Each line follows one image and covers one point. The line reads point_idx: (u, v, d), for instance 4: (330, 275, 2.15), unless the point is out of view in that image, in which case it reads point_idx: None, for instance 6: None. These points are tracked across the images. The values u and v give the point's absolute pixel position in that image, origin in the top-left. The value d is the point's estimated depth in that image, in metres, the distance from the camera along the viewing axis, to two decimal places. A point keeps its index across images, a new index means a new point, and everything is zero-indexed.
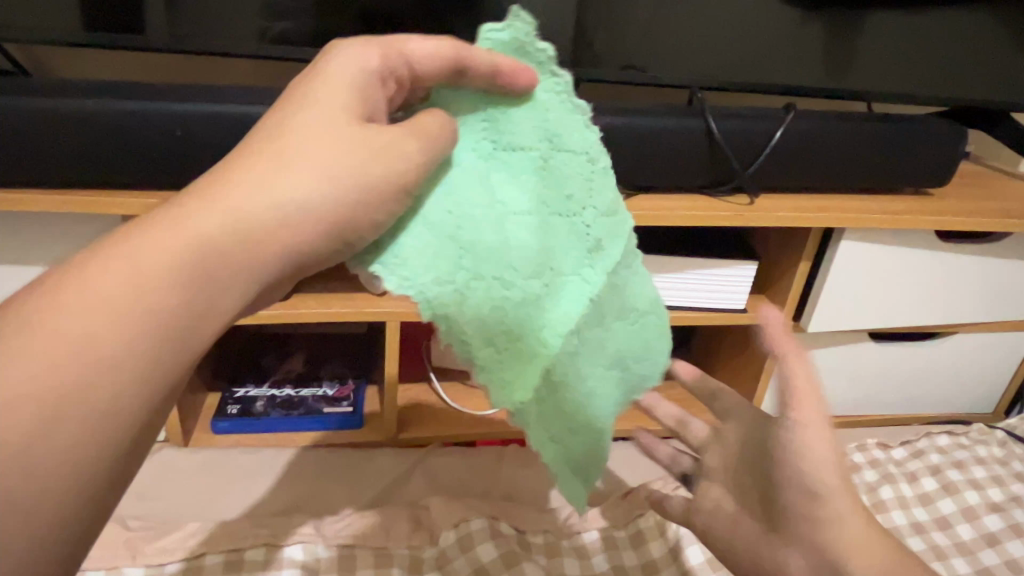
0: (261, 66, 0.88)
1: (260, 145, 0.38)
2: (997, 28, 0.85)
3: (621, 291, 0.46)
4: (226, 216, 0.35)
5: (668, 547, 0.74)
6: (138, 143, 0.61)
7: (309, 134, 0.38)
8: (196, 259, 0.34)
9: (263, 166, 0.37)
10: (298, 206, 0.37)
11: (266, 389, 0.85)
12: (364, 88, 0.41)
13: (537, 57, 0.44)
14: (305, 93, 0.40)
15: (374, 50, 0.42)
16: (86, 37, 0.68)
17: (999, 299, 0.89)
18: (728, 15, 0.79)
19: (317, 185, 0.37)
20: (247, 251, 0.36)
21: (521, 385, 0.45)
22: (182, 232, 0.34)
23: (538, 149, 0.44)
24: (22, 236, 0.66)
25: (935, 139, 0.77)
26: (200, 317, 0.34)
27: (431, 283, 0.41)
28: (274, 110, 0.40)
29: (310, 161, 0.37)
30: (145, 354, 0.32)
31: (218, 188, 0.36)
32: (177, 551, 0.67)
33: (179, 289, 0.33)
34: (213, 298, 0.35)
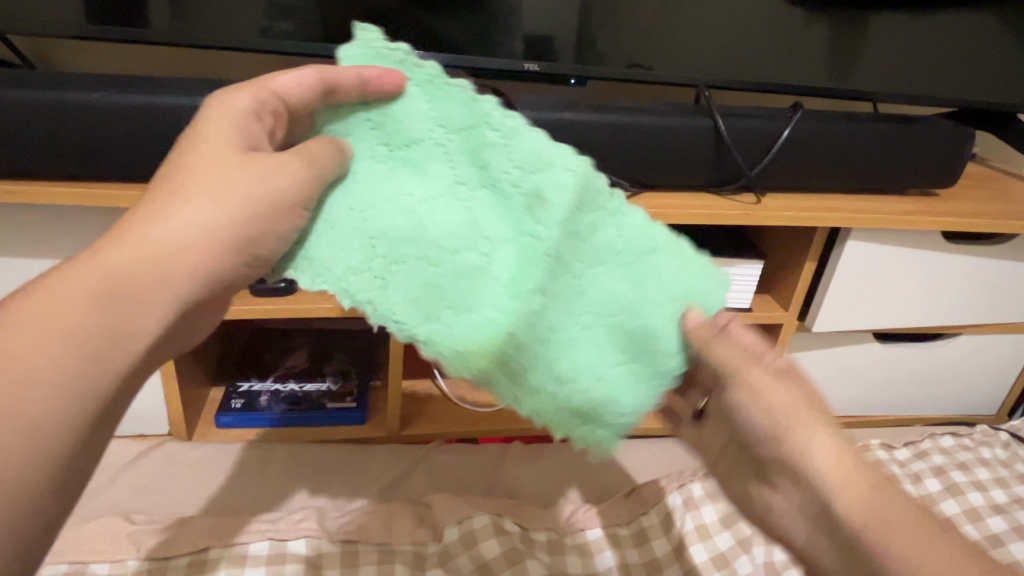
0: (265, 61, 0.88)
1: (162, 186, 0.41)
2: (1004, 30, 0.84)
3: (590, 234, 0.44)
4: (138, 249, 0.38)
5: (671, 545, 0.74)
6: (145, 136, 0.61)
7: (203, 169, 0.41)
8: (113, 284, 0.37)
9: (164, 203, 0.40)
10: (207, 233, 0.40)
11: (270, 382, 0.85)
12: (245, 121, 0.43)
13: (396, 56, 0.45)
14: (194, 135, 0.42)
15: (246, 92, 0.44)
16: (92, 29, 0.68)
17: (1005, 301, 0.89)
18: (732, 14, 0.79)
19: (218, 214, 0.40)
20: (155, 278, 0.38)
21: (484, 351, 0.44)
22: (92, 269, 0.37)
23: (431, 137, 0.45)
24: (27, 229, 0.66)
25: (939, 141, 0.77)
26: (123, 337, 0.37)
27: (345, 275, 0.45)
28: (172, 153, 0.42)
29: (211, 190, 0.40)
30: (69, 373, 0.35)
31: (127, 228, 0.39)
32: (181, 546, 0.67)
33: (98, 312, 0.37)
34: (137, 319, 0.38)
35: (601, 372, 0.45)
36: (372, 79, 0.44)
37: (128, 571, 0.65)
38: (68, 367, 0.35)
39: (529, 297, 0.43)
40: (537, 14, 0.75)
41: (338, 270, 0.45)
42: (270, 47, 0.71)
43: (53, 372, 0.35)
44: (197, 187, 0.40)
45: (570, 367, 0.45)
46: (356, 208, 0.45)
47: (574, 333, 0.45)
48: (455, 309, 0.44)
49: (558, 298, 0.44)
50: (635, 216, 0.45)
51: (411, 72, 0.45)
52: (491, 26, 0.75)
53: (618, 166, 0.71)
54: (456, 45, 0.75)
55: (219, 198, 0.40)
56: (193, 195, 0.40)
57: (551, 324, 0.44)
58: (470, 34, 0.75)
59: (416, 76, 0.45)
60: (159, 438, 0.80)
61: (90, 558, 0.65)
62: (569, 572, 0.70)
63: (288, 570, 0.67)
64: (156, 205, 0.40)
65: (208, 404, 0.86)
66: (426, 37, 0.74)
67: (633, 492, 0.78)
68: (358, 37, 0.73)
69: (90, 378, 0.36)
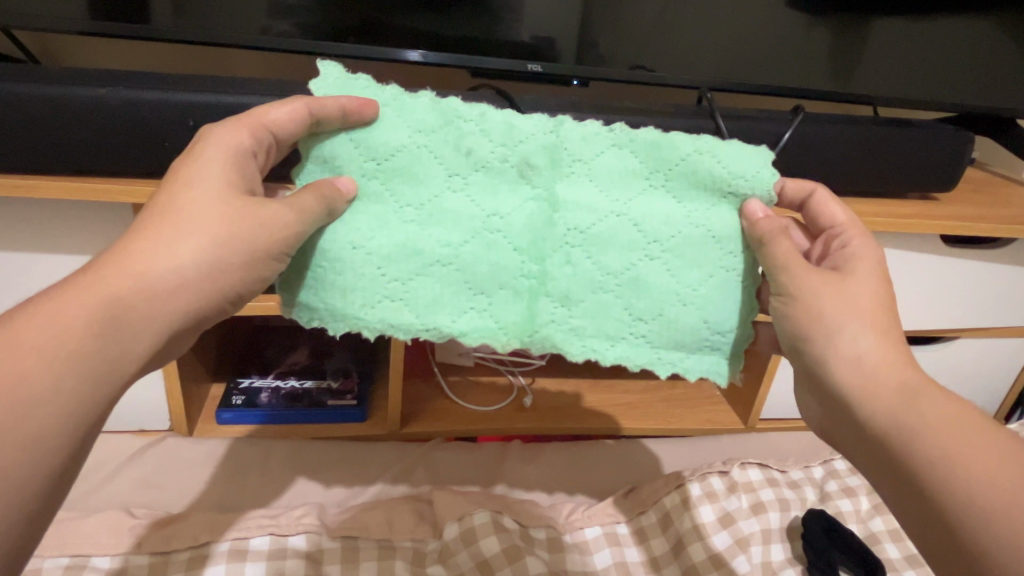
0: (269, 58, 0.88)
1: (157, 218, 0.42)
2: (1003, 36, 0.85)
3: (582, 186, 0.49)
4: (136, 278, 0.40)
5: (669, 544, 0.74)
6: (149, 131, 0.61)
7: (200, 208, 0.42)
8: (112, 312, 0.39)
9: (161, 237, 0.41)
10: (202, 267, 0.41)
11: (271, 380, 0.85)
12: (240, 162, 0.45)
13: (360, 85, 0.48)
14: (190, 171, 0.43)
15: (243, 131, 0.46)
16: (98, 25, 0.68)
17: (1002, 306, 0.89)
18: (733, 18, 0.79)
19: (211, 249, 0.42)
20: (150, 309, 0.40)
21: (527, 319, 0.49)
22: (92, 294, 0.38)
23: (413, 144, 0.47)
24: (31, 224, 0.66)
25: (939, 146, 0.78)
26: (120, 361, 0.39)
27: (369, 293, 0.47)
28: (166, 183, 0.43)
29: (206, 224, 0.42)
30: (74, 395, 0.37)
31: (124, 258, 0.40)
32: (183, 540, 0.67)
33: (98, 336, 0.38)
34: (132, 343, 0.40)
35: (687, 295, 0.49)
36: (350, 107, 0.46)
37: (129, 565, 0.65)
38: (72, 389, 0.37)
39: (552, 255, 0.49)
40: (539, 15, 0.76)
41: (363, 296, 0.48)
42: (272, 45, 0.72)
43: (60, 393, 0.37)
44: (192, 220, 0.42)
45: (649, 300, 0.49)
46: (356, 231, 0.47)
47: (639, 263, 0.49)
48: (488, 292, 0.49)
49: (581, 248, 0.49)
50: (628, 150, 0.49)
51: (376, 95, 0.48)
52: (493, 27, 0.76)
53: None
54: (459, 46, 0.76)
55: (212, 235, 0.42)
56: (186, 227, 0.41)
57: (604, 267, 0.49)
58: (472, 35, 0.76)
59: (381, 99, 0.48)
60: (161, 433, 0.80)
61: (92, 552, 0.65)
62: (568, 569, 0.71)
63: (289, 565, 0.67)
64: (151, 238, 0.41)
65: (209, 400, 0.86)
66: (429, 37, 0.75)
67: (633, 491, 0.78)
68: (361, 36, 0.74)
69: (89, 397, 0.38)
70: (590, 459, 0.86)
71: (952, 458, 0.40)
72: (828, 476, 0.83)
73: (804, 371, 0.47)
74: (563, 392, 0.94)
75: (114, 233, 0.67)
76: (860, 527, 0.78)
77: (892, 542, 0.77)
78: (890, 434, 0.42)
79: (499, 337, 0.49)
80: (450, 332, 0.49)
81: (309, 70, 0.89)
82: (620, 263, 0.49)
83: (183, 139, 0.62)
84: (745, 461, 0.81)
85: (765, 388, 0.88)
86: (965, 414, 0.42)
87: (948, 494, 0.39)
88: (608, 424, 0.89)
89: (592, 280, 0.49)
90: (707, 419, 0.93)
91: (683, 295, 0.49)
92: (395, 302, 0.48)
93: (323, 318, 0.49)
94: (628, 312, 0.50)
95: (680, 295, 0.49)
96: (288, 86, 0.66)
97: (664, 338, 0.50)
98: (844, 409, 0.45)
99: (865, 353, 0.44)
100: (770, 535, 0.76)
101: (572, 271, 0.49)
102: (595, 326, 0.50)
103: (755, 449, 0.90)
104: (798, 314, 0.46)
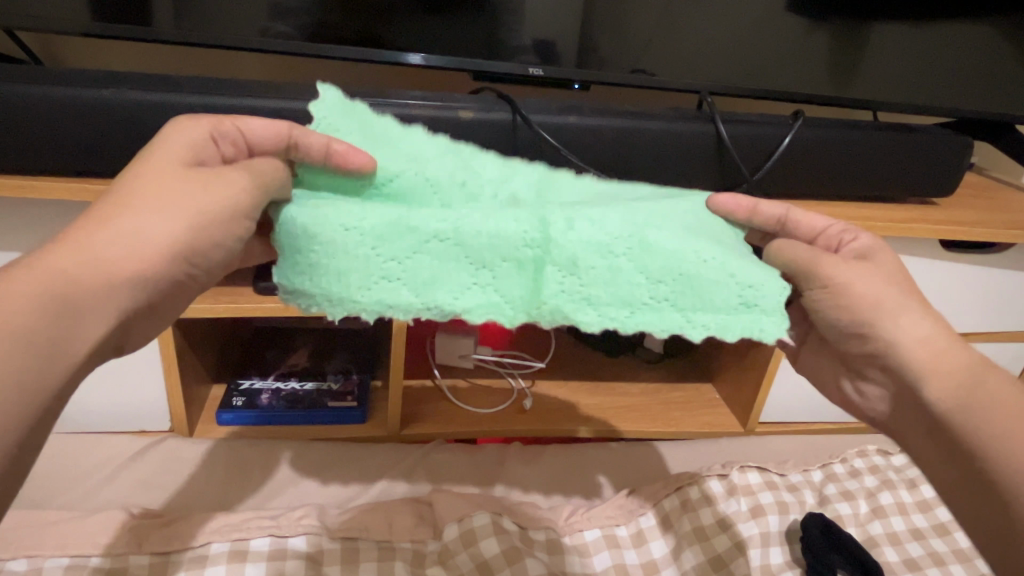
0: (271, 61, 0.88)
1: (113, 196, 0.42)
2: (1001, 42, 0.85)
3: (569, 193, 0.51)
4: (82, 251, 0.39)
5: (668, 547, 0.74)
6: (150, 132, 0.62)
7: (156, 183, 0.42)
8: (64, 285, 0.38)
9: (116, 212, 0.41)
10: (151, 237, 0.41)
11: (271, 381, 0.86)
12: (200, 146, 0.46)
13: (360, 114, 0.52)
14: (148, 155, 0.44)
15: (205, 123, 0.47)
16: (100, 28, 0.68)
17: (999, 310, 0.90)
18: (733, 23, 0.79)
19: (159, 217, 0.41)
20: (103, 283, 0.39)
21: (535, 291, 0.46)
22: (44, 268, 0.38)
23: (409, 168, 0.49)
24: (33, 225, 0.66)
25: (938, 151, 0.78)
26: (66, 339, 0.38)
27: (363, 273, 0.44)
28: (126, 168, 0.44)
29: (153, 197, 0.42)
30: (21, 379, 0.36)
31: (77, 233, 0.40)
32: (184, 540, 0.67)
33: (49, 309, 0.37)
34: (83, 322, 0.39)
35: (701, 250, 0.47)
36: (339, 152, 0.47)
37: (129, 565, 0.65)
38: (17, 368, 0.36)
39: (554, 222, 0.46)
40: (540, 19, 0.76)
41: (360, 277, 0.44)
42: (273, 48, 0.72)
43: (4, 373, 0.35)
44: (140, 194, 0.42)
45: (662, 261, 0.46)
46: (346, 216, 0.45)
47: (641, 227, 0.47)
48: (491, 266, 0.46)
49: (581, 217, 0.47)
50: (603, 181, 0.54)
51: (375, 125, 0.52)
52: (494, 30, 0.76)
53: (620, 169, 0.72)
54: (459, 49, 0.76)
55: (158, 204, 0.42)
56: (133, 201, 0.41)
57: (610, 234, 0.47)
58: (473, 38, 0.76)
59: (380, 131, 0.51)
60: (162, 434, 0.81)
61: (92, 552, 0.65)
62: (568, 571, 0.71)
63: (289, 566, 0.67)
64: (105, 213, 0.41)
65: (209, 401, 0.86)
66: (430, 39, 0.75)
67: (634, 492, 0.79)
68: (364, 39, 0.74)
69: (34, 377, 0.36)
70: (590, 460, 0.86)
71: None
72: (827, 479, 0.84)
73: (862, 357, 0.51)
74: (563, 395, 0.94)
75: None
76: (860, 530, 0.78)
77: (892, 545, 0.77)
78: None
79: (505, 311, 0.46)
80: (455, 310, 0.45)
81: (310, 74, 0.90)
82: (624, 229, 0.47)
83: None
84: (744, 464, 0.82)
85: (764, 392, 0.89)
86: None
87: None
88: (608, 426, 0.89)
89: (598, 245, 0.46)
90: (706, 422, 0.93)
91: (700, 253, 0.47)
92: (392, 281, 0.45)
93: (320, 304, 0.45)
94: (642, 276, 0.46)
95: (702, 254, 0.47)
96: (289, 89, 0.66)
97: (688, 299, 0.47)
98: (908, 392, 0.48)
99: (930, 337, 0.47)
100: (769, 538, 0.76)
101: (576, 235, 0.46)
102: (607, 294, 0.46)
103: (756, 452, 0.91)
104: (849, 302, 0.49)
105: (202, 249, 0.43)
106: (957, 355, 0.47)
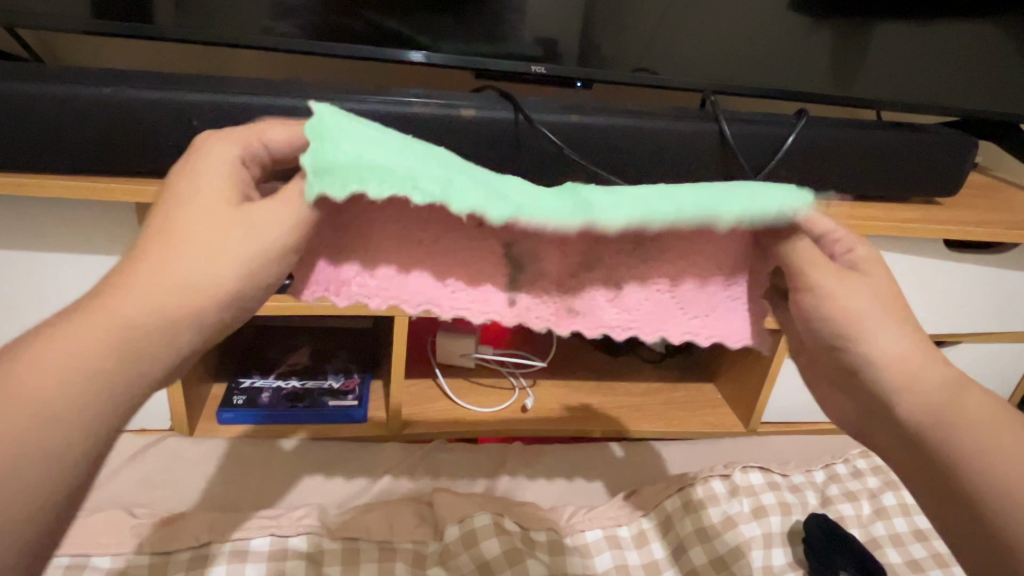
0: (271, 59, 0.88)
1: (157, 235, 0.37)
2: (1004, 40, 0.85)
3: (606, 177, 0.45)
4: (109, 331, 0.34)
5: (671, 547, 0.74)
6: (148, 128, 0.61)
7: (205, 221, 0.37)
8: (123, 337, 0.35)
9: (165, 255, 0.36)
10: (190, 308, 0.36)
11: (272, 380, 0.86)
12: (238, 171, 0.40)
13: None
14: (184, 184, 0.38)
15: (236, 135, 0.41)
16: (97, 25, 0.68)
17: (1003, 309, 0.89)
18: (736, 20, 0.79)
19: (199, 278, 0.37)
20: (162, 330, 0.36)
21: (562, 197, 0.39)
22: (100, 318, 0.35)
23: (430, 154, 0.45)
24: (35, 224, 0.67)
25: (943, 148, 0.78)
26: (124, 388, 0.35)
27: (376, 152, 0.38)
28: (163, 199, 0.39)
29: (209, 240, 0.37)
30: (27, 481, 0.32)
31: (127, 278, 0.36)
32: (183, 540, 0.67)
33: (110, 360, 0.34)
34: (107, 411, 0.34)
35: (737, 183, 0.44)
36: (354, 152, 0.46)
37: (130, 565, 0.65)
38: (28, 474, 0.32)
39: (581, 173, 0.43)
40: (541, 16, 0.76)
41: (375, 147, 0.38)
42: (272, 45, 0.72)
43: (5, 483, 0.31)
44: (180, 251, 0.37)
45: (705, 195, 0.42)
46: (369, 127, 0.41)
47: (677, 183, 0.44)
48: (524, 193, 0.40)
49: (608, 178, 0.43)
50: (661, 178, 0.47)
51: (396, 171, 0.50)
52: (494, 26, 0.75)
53: (621, 168, 0.72)
54: (460, 46, 0.76)
55: (202, 253, 0.37)
56: (170, 261, 0.36)
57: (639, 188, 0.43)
58: (473, 35, 0.75)
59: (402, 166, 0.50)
60: (162, 433, 0.80)
61: (92, 552, 0.65)
62: (568, 572, 0.70)
63: (289, 566, 0.67)
64: (152, 254, 0.36)
65: (210, 401, 0.86)
66: (430, 37, 0.75)
67: (635, 493, 0.79)
68: (367, 38, 0.74)
69: (45, 484, 0.32)
70: (593, 461, 0.86)
71: (972, 459, 0.40)
72: (830, 479, 0.83)
73: (835, 371, 0.45)
74: (564, 395, 0.93)
75: (118, 231, 0.68)
76: (862, 531, 0.78)
77: (894, 546, 0.77)
78: (918, 434, 0.42)
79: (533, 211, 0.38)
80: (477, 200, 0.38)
81: (311, 70, 0.89)
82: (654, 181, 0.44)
83: (187, 139, 0.62)
84: (746, 465, 0.81)
85: (767, 392, 0.88)
86: (992, 412, 0.41)
87: None
88: (609, 427, 0.89)
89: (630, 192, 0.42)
90: (710, 422, 0.93)
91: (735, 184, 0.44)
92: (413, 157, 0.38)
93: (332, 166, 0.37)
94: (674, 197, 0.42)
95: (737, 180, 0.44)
96: (287, 87, 0.66)
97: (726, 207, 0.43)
98: (880, 406, 0.43)
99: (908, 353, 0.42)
100: (771, 539, 0.75)
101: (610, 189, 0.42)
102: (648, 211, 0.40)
103: (759, 453, 0.90)
104: None
105: (241, 304, 0.39)
106: (930, 371, 0.42)
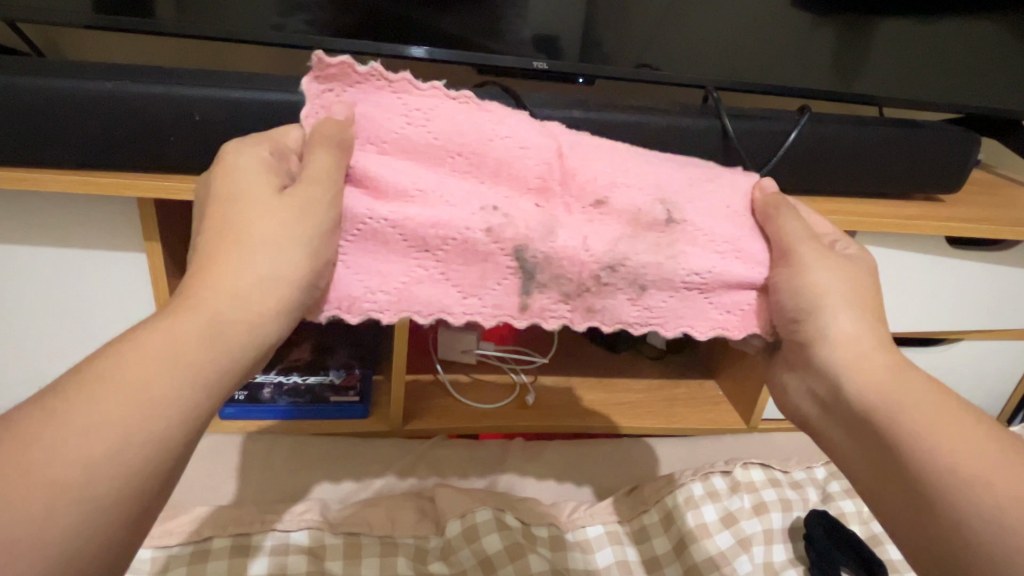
0: (272, 54, 0.88)
1: (222, 241, 0.41)
2: (1007, 38, 0.85)
3: None
4: (204, 320, 0.38)
5: (671, 544, 0.74)
6: (149, 123, 0.61)
7: (261, 219, 0.42)
8: (211, 328, 0.38)
9: (234, 256, 0.41)
10: (266, 299, 0.41)
11: (273, 375, 0.85)
12: (265, 167, 0.44)
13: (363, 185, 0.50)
14: (233, 189, 0.43)
15: (264, 146, 0.46)
16: (98, 20, 0.68)
17: (1004, 306, 0.89)
18: (738, 17, 0.79)
19: (271, 269, 0.41)
20: (242, 322, 0.40)
21: None
22: (193, 316, 0.38)
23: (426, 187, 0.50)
24: (38, 220, 0.67)
25: (947, 145, 0.77)
26: (212, 377, 0.38)
27: None
28: (212, 209, 0.43)
29: (278, 234, 0.42)
30: (133, 460, 0.34)
31: (208, 281, 0.40)
32: (185, 535, 0.67)
33: (203, 350, 0.38)
34: (197, 396, 0.37)
35: None
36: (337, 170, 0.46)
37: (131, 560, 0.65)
38: (134, 451, 0.34)
39: None
40: (544, 12, 0.76)
41: None
42: (274, 40, 0.71)
43: (117, 460, 0.33)
44: (254, 247, 0.41)
45: None
46: None
47: None
48: None
49: None
50: None
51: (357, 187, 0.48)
52: (496, 23, 0.75)
53: None
54: (462, 40, 0.75)
55: (275, 246, 0.42)
56: (247, 260, 0.41)
57: None
58: (475, 29, 0.75)
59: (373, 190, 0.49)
60: None
61: None
62: (569, 566, 0.70)
63: (291, 562, 0.67)
64: (223, 257, 0.41)
65: None
66: (432, 32, 0.74)
67: (635, 489, 0.79)
68: (368, 34, 0.74)
69: (141, 462, 0.34)
70: (593, 457, 0.86)
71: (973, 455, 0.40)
72: (830, 476, 0.84)
73: None
74: (564, 391, 0.93)
75: (119, 226, 0.68)
76: (863, 528, 0.78)
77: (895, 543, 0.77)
78: None
79: None
80: None
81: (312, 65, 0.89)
82: None
83: (188, 134, 0.62)
84: (748, 461, 0.81)
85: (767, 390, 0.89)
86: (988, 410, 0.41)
87: (944, 485, 0.38)
88: (610, 422, 0.89)
89: None
90: (710, 418, 0.93)
91: None
92: None
93: None
94: None
95: None
96: (288, 81, 0.66)
97: None
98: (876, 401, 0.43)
99: None
100: (773, 535, 0.76)
101: None
102: None
103: (760, 448, 0.91)
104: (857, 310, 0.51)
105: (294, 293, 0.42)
106: None
